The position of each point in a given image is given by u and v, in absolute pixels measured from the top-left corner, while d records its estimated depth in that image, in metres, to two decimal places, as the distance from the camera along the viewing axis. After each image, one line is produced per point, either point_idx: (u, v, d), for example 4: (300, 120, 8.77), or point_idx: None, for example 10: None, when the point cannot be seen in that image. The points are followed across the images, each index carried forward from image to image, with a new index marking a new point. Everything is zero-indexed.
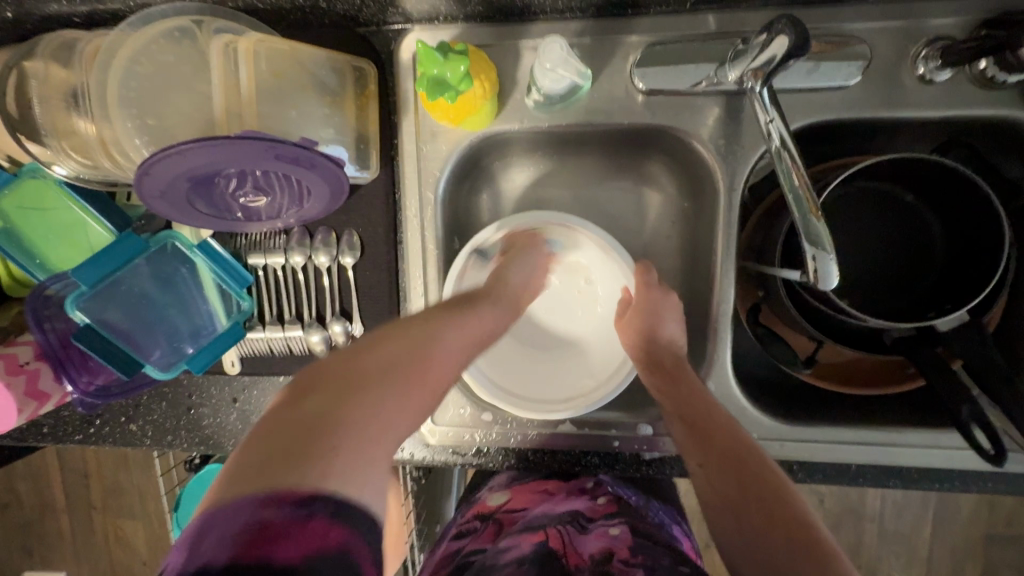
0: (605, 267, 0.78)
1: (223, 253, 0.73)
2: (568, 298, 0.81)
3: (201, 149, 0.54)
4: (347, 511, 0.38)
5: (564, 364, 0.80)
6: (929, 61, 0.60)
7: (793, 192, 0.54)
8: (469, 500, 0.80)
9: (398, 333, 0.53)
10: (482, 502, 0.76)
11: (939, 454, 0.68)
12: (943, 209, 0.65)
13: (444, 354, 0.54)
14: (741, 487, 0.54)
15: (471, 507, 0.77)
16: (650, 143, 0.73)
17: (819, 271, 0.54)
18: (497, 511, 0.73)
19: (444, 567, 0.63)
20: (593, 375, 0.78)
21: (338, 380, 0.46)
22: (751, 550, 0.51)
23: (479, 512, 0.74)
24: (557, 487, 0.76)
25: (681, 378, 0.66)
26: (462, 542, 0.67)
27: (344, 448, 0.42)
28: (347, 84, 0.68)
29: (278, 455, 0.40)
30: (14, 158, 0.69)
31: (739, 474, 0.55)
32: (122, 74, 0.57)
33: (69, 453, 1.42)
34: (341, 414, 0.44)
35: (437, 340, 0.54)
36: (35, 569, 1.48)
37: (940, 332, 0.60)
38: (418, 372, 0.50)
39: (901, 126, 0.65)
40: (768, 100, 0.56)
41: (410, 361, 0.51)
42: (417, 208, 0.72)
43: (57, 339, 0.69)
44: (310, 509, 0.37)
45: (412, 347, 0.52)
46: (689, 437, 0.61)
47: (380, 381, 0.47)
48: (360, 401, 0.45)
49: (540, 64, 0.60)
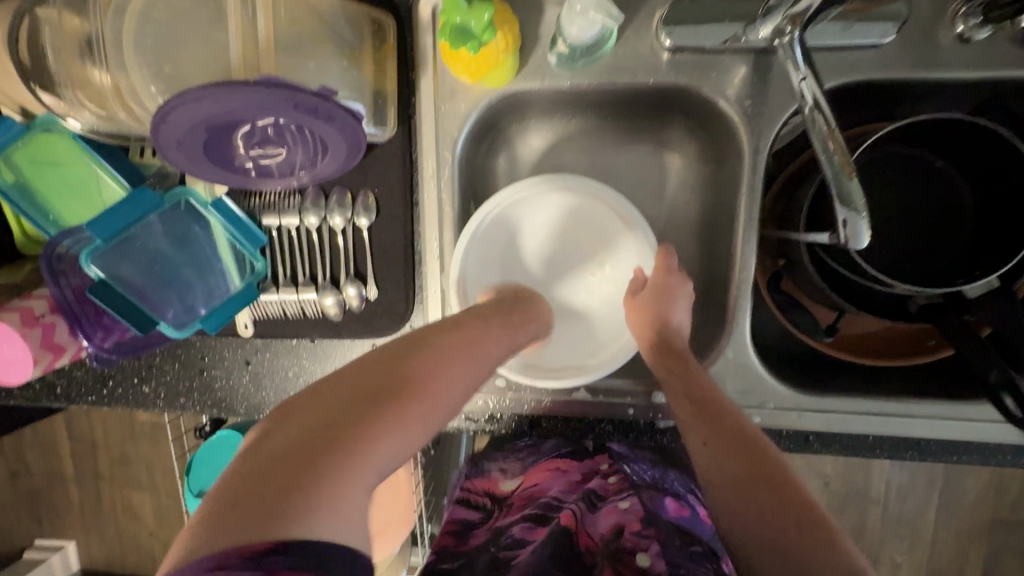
0: (626, 243, 0.76)
1: (236, 211, 0.72)
2: (579, 272, 0.78)
3: (219, 95, 0.53)
4: (308, 554, 0.40)
5: (570, 334, 0.78)
6: (969, 18, 0.58)
7: (825, 152, 0.53)
8: (478, 467, 0.81)
9: (390, 357, 0.53)
10: (494, 479, 0.77)
11: (959, 425, 0.67)
12: (976, 175, 0.64)
13: (430, 376, 0.53)
14: (748, 469, 0.54)
15: (482, 480, 0.78)
16: (673, 106, 0.72)
17: (850, 232, 0.54)
18: (508, 497, 0.73)
19: (450, 532, 0.67)
20: (597, 345, 0.77)
21: (323, 412, 0.48)
22: (756, 529, 0.50)
23: (490, 488, 0.76)
24: (570, 465, 0.76)
25: (689, 360, 0.66)
26: (472, 515, 0.70)
27: (322, 487, 0.43)
28: (365, 37, 0.66)
29: (253, 498, 0.41)
30: (28, 109, 0.68)
31: (748, 458, 0.55)
32: (138, 19, 0.56)
33: (78, 423, 1.43)
34: (321, 448, 0.45)
35: (429, 367, 0.54)
36: (45, 536, 1.51)
37: (969, 298, 0.59)
38: (404, 404, 0.50)
39: (935, 89, 0.63)
40: (800, 56, 0.55)
41: (392, 387, 0.51)
42: (434, 169, 0.71)
43: (72, 293, 0.68)
44: (268, 562, 0.38)
45: (394, 371, 0.52)
46: (694, 416, 0.60)
47: (361, 411, 0.48)
48: (343, 434, 0.46)
49: (569, 8, 0.58)
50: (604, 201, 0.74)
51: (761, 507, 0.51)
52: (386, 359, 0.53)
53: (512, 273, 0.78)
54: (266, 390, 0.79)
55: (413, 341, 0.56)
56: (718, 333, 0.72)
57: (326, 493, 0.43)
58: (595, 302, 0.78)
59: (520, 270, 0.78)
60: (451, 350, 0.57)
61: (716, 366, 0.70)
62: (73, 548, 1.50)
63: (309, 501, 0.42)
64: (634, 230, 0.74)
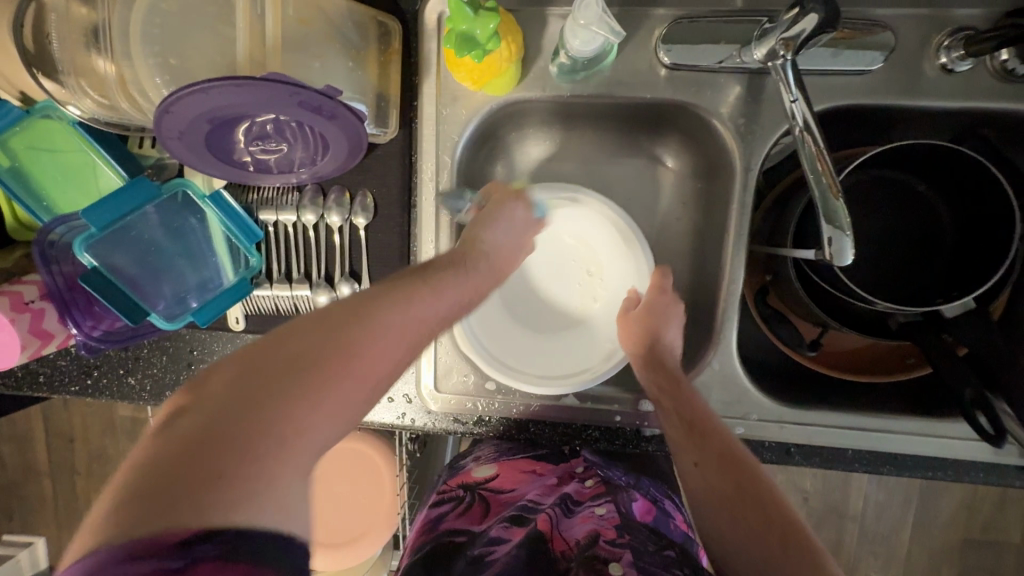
0: (621, 260, 0.78)
1: (235, 206, 0.72)
2: (571, 283, 0.80)
3: (225, 89, 0.53)
4: (245, 541, 0.35)
5: (562, 342, 0.79)
6: (952, 51, 0.61)
7: (813, 172, 0.55)
8: (456, 466, 0.82)
9: (314, 322, 0.44)
10: (467, 471, 0.78)
11: (935, 442, 0.69)
12: (956, 199, 0.66)
13: (376, 336, 0.46)
14: (735, 488, 0.55)
15: (455, 475, 0.79)
16: (669, 121, 0.73)
17: (834, 249, 0.55)
18: (483, 485, 0.75)
19: (424, 538, 0.66)
20: (588, 353, 0.77)
21: (239, 383, 0.40)
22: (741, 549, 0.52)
23: (463, 480, 0.77)
24: (547, 469, 0.79)
25: (680, 378, 0.66)
26: (443, 511, 0.70)
27: (238, 472, 0.36)
28: (370, 40, 0.67)
29: (163, 484, 0.35)
30: (25, 94, 0.68)
31: (734, 477, 0.56)
32: (147, 11, 0.57)
33: (55, 416, 1.41)
34: (238, 424, 0.38)
35: (370, 328, 0.45)
36: (14, 532, 1.47)
37: (947, 318, 0.61)
38: (341, 370, 0.43)
39: (918, 116, 0.66)
40: (791, 78, 0.57)
41: (327, 349, 0.43)
42: (433, 171, 0.71)
43: (64, 281, 0.68)
44: (195, 553, 0.33)
45: (333, 330, 0.44)
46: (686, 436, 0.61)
47: (277, 385, 0.40)
48: (260, 412, 0.39)
49: (574, 22, 0.59)
50: (603, 214, 0.76)
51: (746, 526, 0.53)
52: (308, 322, 0.44)
53: (511, 281, 0.79)
54: None
55: (350, 301, 0.47)
56: (705, 344, 0.74)
57: (249, 484, 0.36)
58: (583, 313, 0.79)
59: (519, 277, 0.79)
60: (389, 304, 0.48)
61: (702, 376, 0.72)
62: (43, 544, 1.45)
63: (227, 493, 0.35)
64: (633, 247, 0.76)
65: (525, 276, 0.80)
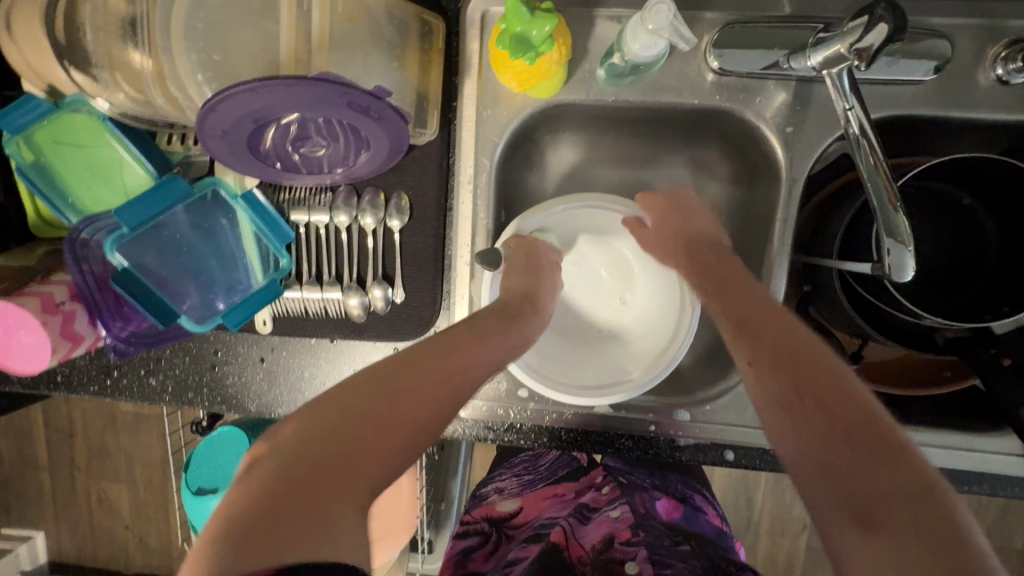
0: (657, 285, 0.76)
1: (268, 207, 0.70)
2: (605, 299, 0.79)
3: (273, 89, 0.52)
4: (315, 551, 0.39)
5: (601, 358, 0.77)
6: (1009, 62, 0.60)
7: (873, 181, 0.54)
8: (479, 498, 0.84)
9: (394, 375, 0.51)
10: (490, 504, 0.80)
11: (973, 456, 0.68)
12: (1003, 213, 0.65)
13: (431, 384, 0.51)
14: (793, 391, 0.49)
15: (479, 506, 0.81)
16: (711, 128, 0.72)
17: (895, 263, 0.54)
18: (503, 516, 0.77)
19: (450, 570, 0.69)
20: (640, 363, 0.74)
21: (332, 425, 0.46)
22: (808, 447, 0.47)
23: (487, 513, 0.79)
24: (565, 488, 0.80)
25: (748, 289, 0.61)
26: (468, 544, 0.73)
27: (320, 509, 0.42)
28: (412, 37, 0.65)
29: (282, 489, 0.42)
30: (54, 88, 0.65)
31: (793, 376, 0.50)
32: (191, 4, 0.55)
33: (55, 410, 1.38)
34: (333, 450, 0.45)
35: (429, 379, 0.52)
36: (13, 525, 1.45)
37: (996, 335, 0.61)
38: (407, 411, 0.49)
39: (968, 128, 0.65)
40: (847, 86, 0.56)
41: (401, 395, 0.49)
42: (471, 175, 0.70)
43: (94, 281, 0.66)
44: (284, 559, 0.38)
45: (407, 380, 0.50)
46: (739, 342, 0.57)
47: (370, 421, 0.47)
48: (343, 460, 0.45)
49: (640, 23, 0.57)
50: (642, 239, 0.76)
51: (820, 439, 0.46)
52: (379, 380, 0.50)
53: None
54: (278, 388, 0.78)
55: (381, 401, 0.48)
56: None
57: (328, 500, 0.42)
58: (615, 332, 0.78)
59: None
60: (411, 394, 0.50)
61: None
62: (40, 540, 1.45)
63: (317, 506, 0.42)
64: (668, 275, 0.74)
65: (571, 288, 0.79)
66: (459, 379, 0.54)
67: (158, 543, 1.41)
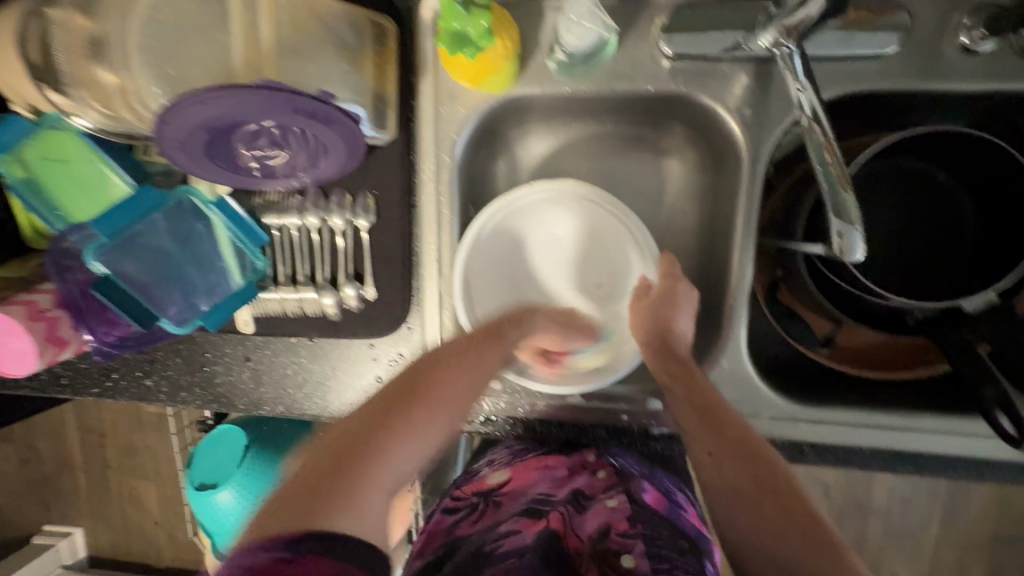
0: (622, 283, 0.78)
1: (239, 212, 0.74)
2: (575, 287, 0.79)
3: (221, 99, 0.55)
4: (334, 546, 0.41)
5: None
6: (973, 30, 0.58)
7: (822, 166, 0.53)
8: (469, 472, 0.77)
9: (406, 377, 0.56)
10: (481, 478, 0.73)
11: (956, 440, 0.66)
12: (980, 188, 0.63)
13: (446, 377, 0.57)
14: (753, 484, 0.53)
15: (469, 481, 0.74)
16: (672, 112, 0.71)
17: (844, 246, 0.52)
18: (495, 489, 0.70)
19: (435, 542, 0.63)
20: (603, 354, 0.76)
21: (353, 431, 0.51)
22: (753, 516, 0.51)
23: (476, 488, 0.71)
24: (557, 461, 0.73)
25: (693, 369, 0.63)
26: (456, 519, 0.66)
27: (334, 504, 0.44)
28: (366, 41, 0.66)
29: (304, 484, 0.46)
30: (36, 108, 0.69)
31: (752, 470, 0.54)
32: (143, 22, 0.58)
33: (86, 413, 1.46)
34: (353, 454, 0.49)
35: (444, 376, 0.57)
36: (54, 522, 1.54)
37: (967, 315, 0.59)
38: (420, 409, 0.53)
39: (935, 100, 0.63)
40: (799, 68, 0.54)
41: (415, 391, 0.55)
42: (433, 172, 0.71)
43: (77, 288, 0.70)
44: (297, 547, 0.40)
45: (420, 378, 0.56)
46: (698, 423, 0.59)
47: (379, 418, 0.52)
48: (360, 458, 0.48)
49: (565, 17, 0.60)
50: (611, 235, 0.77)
51: (776, 527, 0.49)
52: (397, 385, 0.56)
53: (513, 267, 0.78)
54: (264, 387, 0.81)
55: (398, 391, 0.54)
56: (713, 341, 0.71)
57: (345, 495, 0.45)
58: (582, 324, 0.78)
59: (518, 265, 0.78)
60: (417, 403, 0.53)
61: (711, 375, 0.69)
62: (79, 535, 1.53)
63: (335, 500, 0.45)
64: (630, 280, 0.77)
65: (541, 269, 0.79)
66: (464, 396, 0.57)
67: (185, 537, 1.48)
